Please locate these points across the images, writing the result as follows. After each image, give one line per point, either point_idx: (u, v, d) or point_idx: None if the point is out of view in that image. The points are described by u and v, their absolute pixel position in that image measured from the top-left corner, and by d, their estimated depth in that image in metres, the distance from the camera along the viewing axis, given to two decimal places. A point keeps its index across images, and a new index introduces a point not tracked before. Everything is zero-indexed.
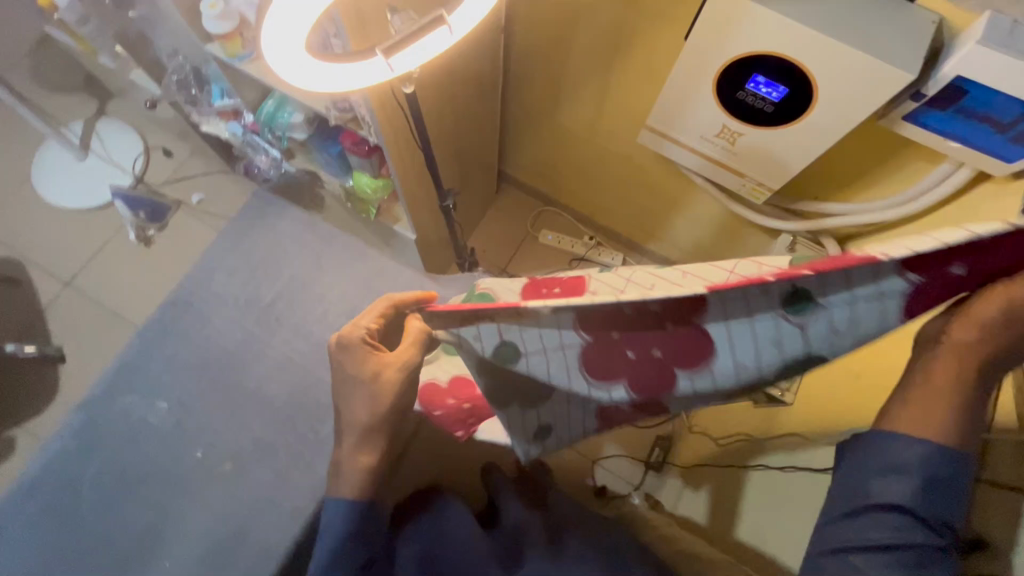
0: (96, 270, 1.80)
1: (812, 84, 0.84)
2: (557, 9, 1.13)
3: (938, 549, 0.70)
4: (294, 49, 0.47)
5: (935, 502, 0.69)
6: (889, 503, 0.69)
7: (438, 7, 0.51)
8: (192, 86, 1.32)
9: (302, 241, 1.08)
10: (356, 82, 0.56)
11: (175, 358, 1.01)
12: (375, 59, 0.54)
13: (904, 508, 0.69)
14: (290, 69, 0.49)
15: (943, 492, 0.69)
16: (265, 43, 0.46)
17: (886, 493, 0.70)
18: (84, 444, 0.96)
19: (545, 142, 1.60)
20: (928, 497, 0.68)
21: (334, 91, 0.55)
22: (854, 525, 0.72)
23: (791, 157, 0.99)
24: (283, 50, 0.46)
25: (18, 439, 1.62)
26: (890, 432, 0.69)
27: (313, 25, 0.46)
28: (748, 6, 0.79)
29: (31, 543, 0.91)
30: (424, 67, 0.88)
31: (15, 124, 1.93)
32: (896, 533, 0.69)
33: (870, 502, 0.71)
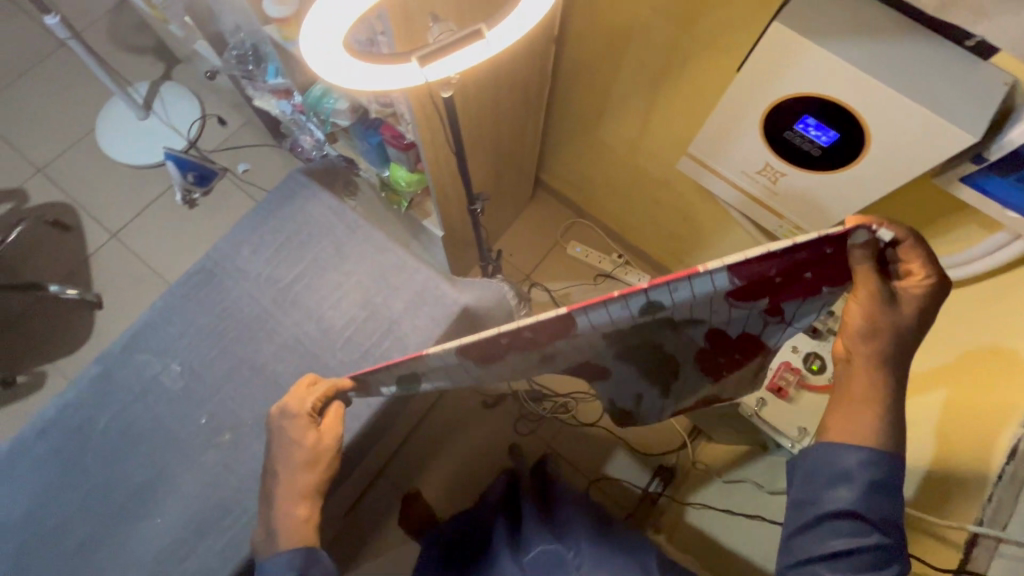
0: (140, 225, 1.88)
1: (865, 133, 0.80)
2: (612, 26, 1.12)
3: (892, 551, 0.70)
4: (330, 48, 0.48)
5: (881, 504, 0.70)
6: (840, 509, 0.70)
7: (479, 22, 0.50)
8: (251, 61, 1.38)
9: (330, 226, 1.10)
10: (391, 85, 0.56)
11: (195, 323, 1.04)
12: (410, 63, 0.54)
13: (855, 514, 0.69)
14: (325, 65, 0.49)
15: (888, 494, 0.70)
16: (303, 40, 0.46)
17: (837, 500, 0.70)
18: (100, 393, 1.00)
19: (584, 155, 1.59)
20: (874, 501, 0.70)
21: (369, 91, 0.56)
22: (816, 533, 0.72)
23: (834, 204, 0.95)
24: (319, 46, 0.47)
25: (48, 375, 1.71)
26: (833, 439, 0.71)
27: (352, 27, 0.47)
28: (807, 45, 0.76)
29: (39, 479, 0.96)
30: (469, 73, 0.88)
31: (87, 78, 2.04)
32: (853, 540, 0.69)
33: (826, 510, 0.71)
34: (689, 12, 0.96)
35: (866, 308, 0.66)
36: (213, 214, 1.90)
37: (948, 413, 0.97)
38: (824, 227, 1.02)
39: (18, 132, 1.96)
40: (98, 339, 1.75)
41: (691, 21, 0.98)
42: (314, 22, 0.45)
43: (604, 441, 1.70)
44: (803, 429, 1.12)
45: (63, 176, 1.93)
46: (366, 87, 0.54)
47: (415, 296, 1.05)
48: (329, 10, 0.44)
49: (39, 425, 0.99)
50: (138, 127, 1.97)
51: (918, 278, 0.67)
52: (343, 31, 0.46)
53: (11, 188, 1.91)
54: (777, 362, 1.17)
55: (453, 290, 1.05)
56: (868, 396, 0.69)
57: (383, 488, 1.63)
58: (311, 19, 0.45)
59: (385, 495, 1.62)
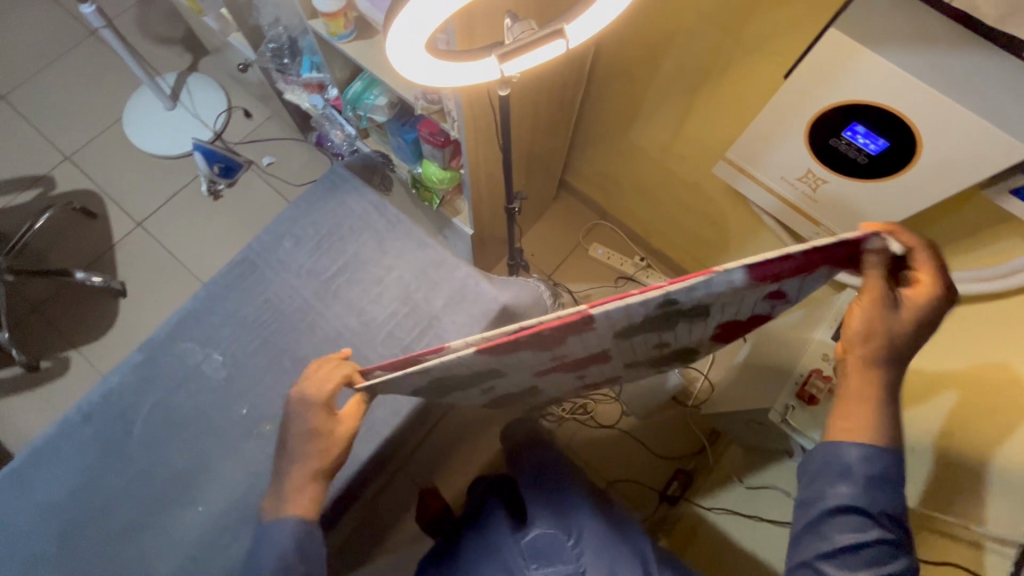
0: (167, 215, 1.90)
1: (916, 142, 0.80)
2: (653, 28, 1.12)
3: (896, 545, 0.70)
4: (414, 45, 0.49)
5: (883, 497, 0.69)
6: (842, 505, 0.70)
7: (560, 20, 0.51)
8: (286, 55, 1.39)
9: (368, 221, 1.11)
10: (465, 80, 0.58)
11: (234, 315, 1.05)
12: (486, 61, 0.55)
13: (857, 509, 0.69)
14: (407, 62, 0.51)
15: (890, 487, 0.70)
16: (391, 38, 0.48)
17: (838, 496, 0.70)
18: (142, 381, 1.02)
19: (612, 157, 1.59)
20: (876, 495, 0.69)
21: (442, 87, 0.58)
22: (819, 531, 0.72)
23: (877, 213, 0.95)
24: (405, 43, 0.48)
25: (72, 361, 1.72)
26: (834, 438, 0.70)
27: (437, 26, 0.48)
28: (864, 54, 0.76)
29: (82, 464, 0.98)
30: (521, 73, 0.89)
31: (115, 67, 2.05)
32: (856, 536, 0.69)
33: (829, 506, 0.71)
34: (737, 17, 0.97)
35: (867, 311, 0.64)
36: (237, 206, 1.91)
37: (984, 422, 0.97)
38: None
39: (46, 119, 1.98)
40: (123, 327, 1.76)
41: (737, 26, 0.98)
42: (402, 23, 0.46)
43: (623, 444, 1.70)
44: None
45: (90, 165, 1.94)
46: (441, 85, 0.56)
47: (451, 292, 1.05)
48: (417, 13, 0.45)
49: (81, 410, 1.00)
50: (166, 117, 1.98)
51: (923, 287, 0.64)
52: (428, 32, 0.48)
53: (39, 175, 1.92)
54: (807, 369, 1.16)
55: (491, 287, 1.05)
56: (866, 394, 0.68)
57: (402, 484, 1.63)
58: (398, 21, 0.46)
59: (404, 490, 1.62)
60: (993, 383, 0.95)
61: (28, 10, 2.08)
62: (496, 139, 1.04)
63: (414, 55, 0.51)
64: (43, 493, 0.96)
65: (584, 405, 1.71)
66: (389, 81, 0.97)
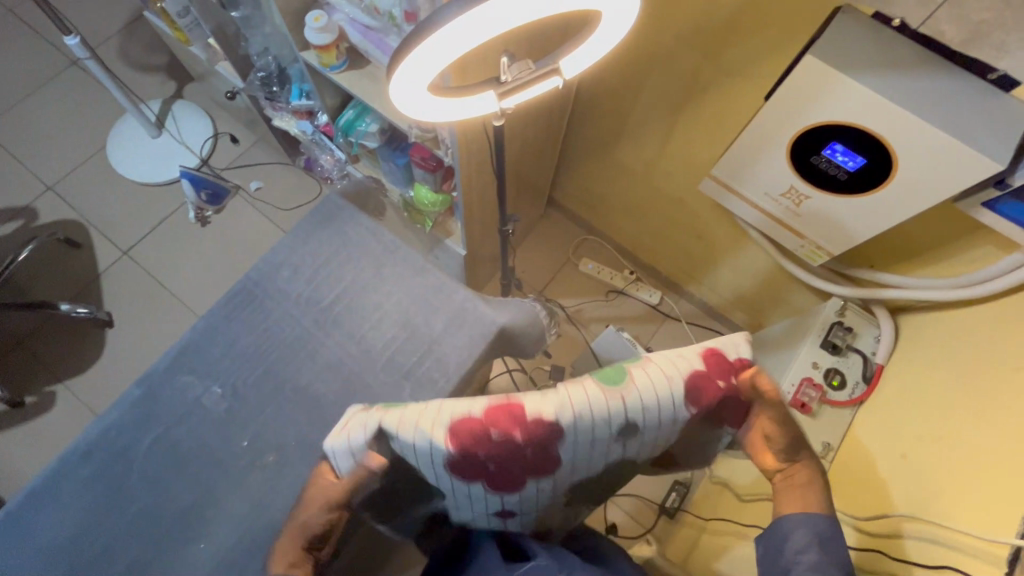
0: (154, 243, 1.88)
1: (891, 157, 0.83)
2: (635, 55, 1.16)
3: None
4: (417, 88, 0.52)
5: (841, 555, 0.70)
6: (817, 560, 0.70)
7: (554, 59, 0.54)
8: (275, 83, 1.40)
9: (367, 247, 1.11)
10: (465, 112, 0.60)
11: (233, 345, 1.05)
12: (486, 95, 0.58)
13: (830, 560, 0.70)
14: (411, 104, 0.54)
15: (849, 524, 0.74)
16: (394, 84, 0.50)
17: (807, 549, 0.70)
18: (140, 416, 1.01)
19: (600, 175, 1.62)
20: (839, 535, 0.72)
21: (445, 122, 0.60)
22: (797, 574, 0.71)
23: (859, 226, 0.99)
24: (408, 87, 0.51)
25: (58, 395, 1.68)
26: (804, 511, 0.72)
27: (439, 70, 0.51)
28: (836, 79, 0.80)
29: (80, 504, 0.96)
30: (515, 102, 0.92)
31: (98, 96, 2.04)
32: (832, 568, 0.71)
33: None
34: (717, 42, 1.00)
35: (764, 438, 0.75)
36: (226, 232, 1.90)
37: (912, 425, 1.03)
38: (847, 247, 1.05)
39: (27, 149, 1.96)
40: (110, 359, 1.73)
41: (718, 50, 1.02)
42: (408, 67, 0.48)
43: None
44: (828, 445, 1.13)
45: (75, 195, 1.92)
46: (444, 121, 0.58)
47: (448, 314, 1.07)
48: (425, 58, 0.48)
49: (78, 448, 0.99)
50: (152, 145, 1.97)
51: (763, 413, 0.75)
52: (432, 73, 0.50)
53: (21, 207, 1.90)
54: (799, 377, 1.17)
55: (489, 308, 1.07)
56: (806, 483, 0.74)
57: None
58: (404, 65, 0.48)
59: None
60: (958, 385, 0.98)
61: (8, 41, 2.07)
62: (489, 163, 1.06)
63: (418, 94, 0.53)
64: (40, 537, 0.94)
65: None
66: (383, 110, 0.99)
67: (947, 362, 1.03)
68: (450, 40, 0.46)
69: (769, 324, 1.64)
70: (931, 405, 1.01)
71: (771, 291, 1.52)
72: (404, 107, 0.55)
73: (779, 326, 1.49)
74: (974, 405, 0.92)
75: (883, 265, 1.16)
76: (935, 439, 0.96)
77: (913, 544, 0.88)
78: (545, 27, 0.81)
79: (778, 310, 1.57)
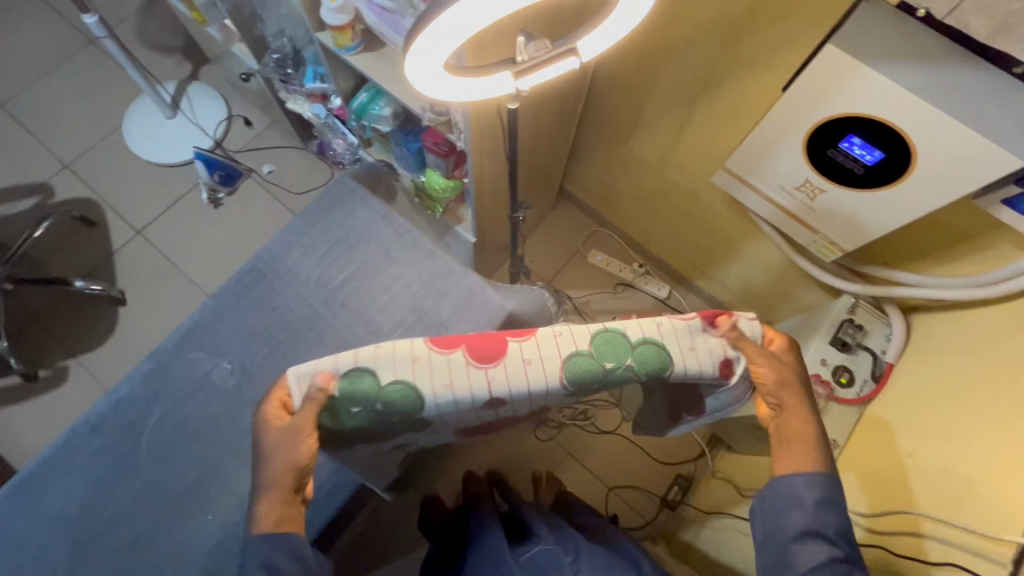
0: (167, 223, 1.89)
1: (910, 151, 0.82)
2: (652, 43, 1.15)
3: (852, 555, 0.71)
4: (433, 65, 0.52)
5: (836, 518, 0.71)
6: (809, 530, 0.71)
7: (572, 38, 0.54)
8: (290, 65, 1.40)
9: (378, 230, 1.12)
10: (480, 93, 0.60)
11: (243, 323, 1.06)
12: (502, 74, 0.58)
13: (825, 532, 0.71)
14: (427, 81, 0.54)
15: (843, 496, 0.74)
16: (409, 61, 0.50)
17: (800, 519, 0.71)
18: (151, 390, 1.02)
19: (612, 165, 1.61)
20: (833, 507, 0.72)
21: (460, 101, 0.60)
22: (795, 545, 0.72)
23: (873, 222, 0.97)
24: (424, 63, 0.51)
25: (71, 370, 1.71)
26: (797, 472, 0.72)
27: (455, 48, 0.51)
28: (857, 69, 0.79)
29: (91, 473, 0.98)
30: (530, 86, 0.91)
31: (115, 76, 2.06)
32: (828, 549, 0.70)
33: (789, 537, 0.72)
34: (737, 31, 0.99)
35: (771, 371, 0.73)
36: (238, 214, 1.92)
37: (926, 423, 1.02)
38: (860, 243, 1.04)
39: (44, 127, 1.98)
40: (122, 336, 1.76)
41: (736, 39, 1.00)
42: (426, 41, 0.48)
43: (623, 449, 1.72)
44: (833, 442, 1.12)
45: (90, 173, 1.94)
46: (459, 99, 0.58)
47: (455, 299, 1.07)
48: (444, 32, 0.47)
49: (90, 419, 1.01)
50: (166, 126, 1.98)
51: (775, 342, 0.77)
52: (449, 48, 0.50)
53: (38, 184, 1.92)
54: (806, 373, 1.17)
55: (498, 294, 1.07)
56: (807, 433, 0.73)
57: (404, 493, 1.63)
58: (422, 38, 0.48)
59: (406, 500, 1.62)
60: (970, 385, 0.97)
61: (27, 18, 2.08)
62: (501, 149, 1.06)
63: (434, 68, 0.52)
64: (52, 504, 0.97)
65: (584, 411, 1.73)
66: (397, 91, 0.99)
67: (959, 361, 1.02)
68: (470, 13, 0.46)
69: (778, 321, 1.63)
70: (940, 404, 1.00)
71: (781, 287, 1.51)
72: (419, 83, 0.54)
73: (788, 323, 1.48)
74: (985, 404, 0.91)
75: (897, 263, 1.15)
76: (945, 438, 0.95)
77: (934, 542, 0.87)
78: (561, 10, 0.80)
79: (787, 306, 1.56)
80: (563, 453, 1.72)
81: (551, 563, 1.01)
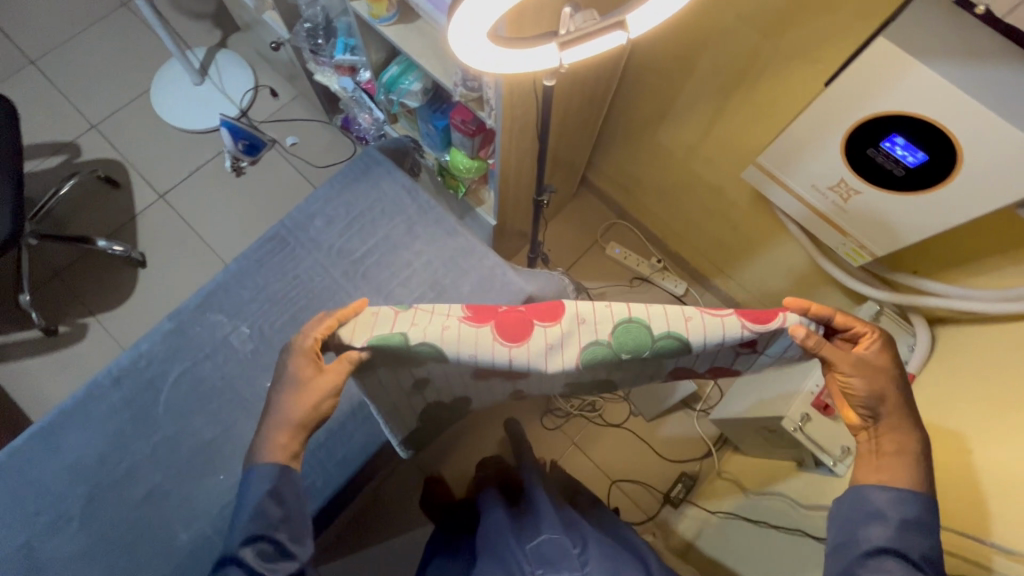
0: (190, 189, 1.91)
1: (956, 154, 0.79)
2: (690, 30, 1.12)
3: None
4: (477, 33, 0.51)
5: (919, 542, 0.71)
6: (882, 549, 0.71)
7: (620, 12, 0.52)
8: (320, 35, 1.40)
9: (401, 205, 1.11)
10: (521, 65, 0.58)
11: (262, 289, 1.06)
12: (544, 47, 0.57)
13: (905, 559, 0.70)
14: (469, 50, 0.53)
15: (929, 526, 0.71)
16: (453, 29, 0.49)
17: (874, 537, 0.72)
18: (169, 349, 1.04)
19: (638, 157, 1.58)
20: (915, 536, 0.71)
21: (500, 72, 0.58)
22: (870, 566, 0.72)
23: (909, 226, 0.95)
24: (468, 31, 0.50)
25: (90, 327, 1.74)
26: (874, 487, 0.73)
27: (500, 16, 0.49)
28: (908, 64, 0.76)
29: (108, 426, 1.00)
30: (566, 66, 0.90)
31: (145, 40, 2.06)
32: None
33: (864, 549, 0.72)
34: (782, 22, 0.96)
35: (863, 381, 0.71)
36: (260, 184, 1.92)
37: (945, 436, 0.99)
38: (892, 248, 1.01)
39: (74, 87, 1.99)
40: (142, 298, 1.78)
41: (780, 31, 0.97)
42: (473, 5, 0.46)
43: (630, 443, 1.72)
44: (847, 449, 1.11)
45: (117, 134, 1.96)
46: (500, 71, 0.57)
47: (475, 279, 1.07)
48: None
49: (110, 374, 1.02)
50: (193, 91, 1.99)
51: (866, 342, 0.73)
52: (495, 14, 0.48)
53: (65, 142, 1.94)
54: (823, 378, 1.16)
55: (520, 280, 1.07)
56: (902, 448, 0.73)
57: (409, 470, 1.65)
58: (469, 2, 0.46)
59: (411, 477, 1.63)
60: (996, 400, 0.94)
61: None
62: (530, 130, 1.05)
63: (478, 36, 0.51)
64: (69, 453, 0.98)
65: (592, 403, 1.74)
66: (429, 65, 0.97)
67: (985, 375, 0.99)
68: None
69: None
70: (965, 418, 0.98)
71: (802, 291, 1.49)
72: (461, 50, 0.53)
73: None
74: (1012, 420, 0.89)
75: (927, 271, 1.12)
76: (968, 452, 0.93)
77: (955, 559, 0.86)
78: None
79: None
80: (568, 443, 1.72)
81: (558, 553, 0.96)
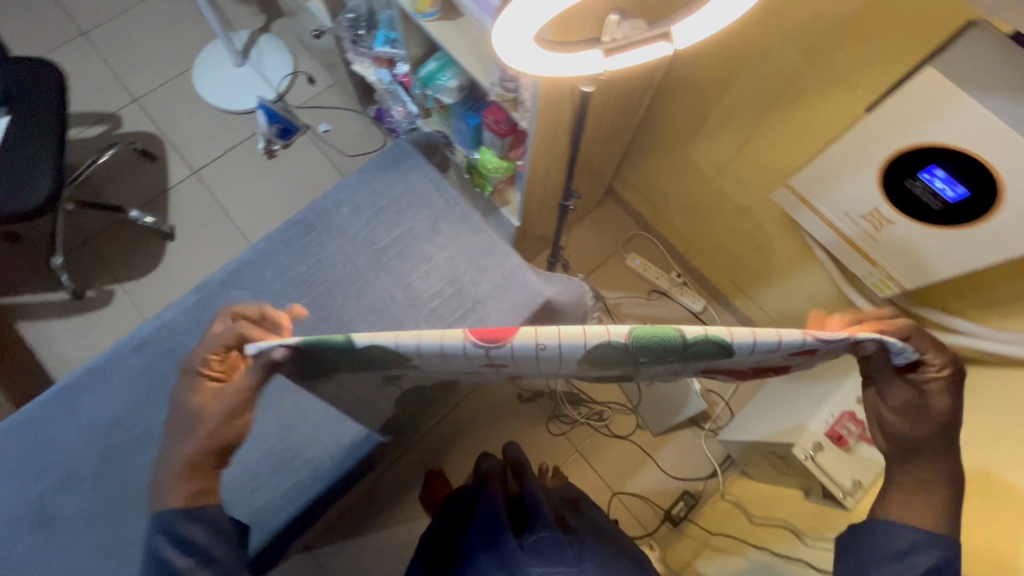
0: (222, 168, 1.95)
1: (999, 191, 0.78)
2: (731, 46, 1.11)
3: None
4: (520, 35, 0.52)
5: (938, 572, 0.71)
6: None
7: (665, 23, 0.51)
8: (362, 27, 1.42)
9: (428, 199, 1.12)
10: (568, 69, 0.58)
11: (285, 271, 1.08)
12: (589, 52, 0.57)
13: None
14: (512, 51, 0.54)
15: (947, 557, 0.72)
16: (498, 28, 0.51)
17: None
18: (190, 322, 1.06)
19: (666, 169, 1.57)
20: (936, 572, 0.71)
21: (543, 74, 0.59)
22: None
23: (942, 262, 0.92)
24: (512, 32, 0.51)
25: (116, 294, 1.78)
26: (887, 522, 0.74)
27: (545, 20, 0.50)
28: (956, 95, 0.75)
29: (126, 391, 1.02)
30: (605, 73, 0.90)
31: (192, 19, 2.11)
32: None
33: None
34: (827, 45, 0.95)
35: (909, 412, 0.71)
36: (290, 168, 1.96)
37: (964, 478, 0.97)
38: (921, 283, 0.99)
39: (120, 60, 2.05)
40: (168, 270, 1.82)
41: (825, 53, 0.96)
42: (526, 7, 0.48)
43: (634, 455, 1.71)
44: (858, 483, 1.09)
45: (157, 109, 2.01)
46: (542, 74, 0.57)
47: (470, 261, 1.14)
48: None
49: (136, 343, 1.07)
50: (234, 73, 2.03)
51: (943, 378, 0.69)
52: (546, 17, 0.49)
53: (107, 113, 1.99)
54: (839, 409, 1.13)
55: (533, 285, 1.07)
56: (932, 488, 0.73)
57: (412, 463, 1.65)
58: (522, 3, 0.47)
59: (413, 469, 1.64)
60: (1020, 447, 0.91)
61: None
62: (562, 134, 1.05)
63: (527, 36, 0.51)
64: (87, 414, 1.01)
65: (599, 412, 1.73)
66: (467, 63, 0.98)
67: (1008, 421, 0.97)
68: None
69: None
70: (988, 464, 0.96)
71: None
72: (508, 51, 0.54)
73: None
74: None
75: (956, 309, 1.09)
76: (993, 499, 0.92)
77: None
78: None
79: None
80: (573, 450, 1.71)
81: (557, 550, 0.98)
